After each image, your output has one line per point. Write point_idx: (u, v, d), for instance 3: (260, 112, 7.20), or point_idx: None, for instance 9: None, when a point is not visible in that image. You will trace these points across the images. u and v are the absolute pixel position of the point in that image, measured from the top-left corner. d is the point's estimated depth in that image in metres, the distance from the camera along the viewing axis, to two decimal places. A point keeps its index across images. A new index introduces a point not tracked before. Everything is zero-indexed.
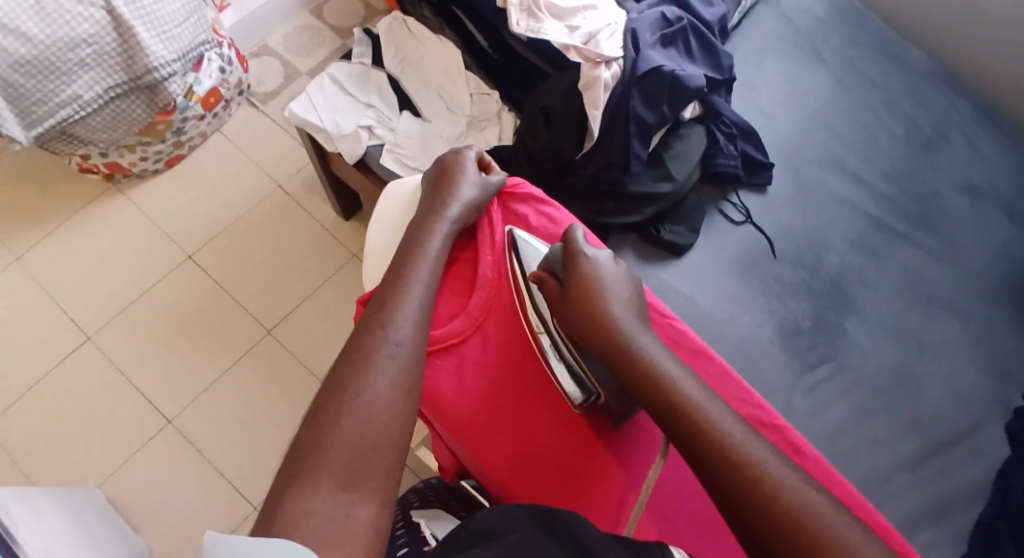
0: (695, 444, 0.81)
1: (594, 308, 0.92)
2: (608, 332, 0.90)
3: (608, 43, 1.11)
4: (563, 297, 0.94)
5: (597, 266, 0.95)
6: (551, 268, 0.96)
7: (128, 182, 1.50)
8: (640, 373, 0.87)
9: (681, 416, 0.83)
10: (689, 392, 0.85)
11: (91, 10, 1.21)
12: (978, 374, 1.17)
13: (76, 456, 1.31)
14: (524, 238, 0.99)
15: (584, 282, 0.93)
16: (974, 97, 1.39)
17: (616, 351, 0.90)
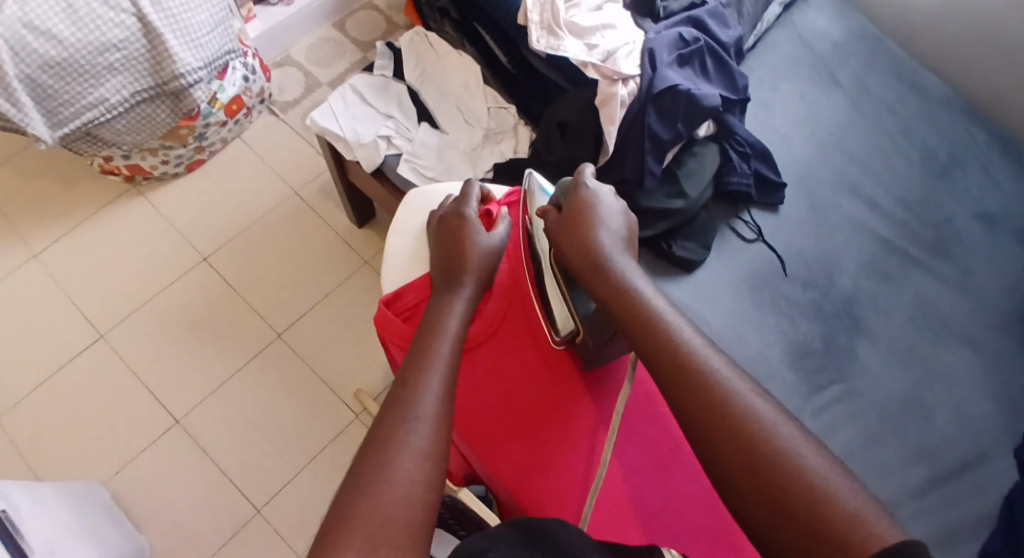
0: (659, 363, 0.77)
1: (582, 233, 0.88)
2: (593, 258, 0.86)
3: (625, 62, 1.13)
4: (555, 225, 0.91)
5: (596, 200, 0.91)
6: (556, 202, 0.94)
7: (148, 184, 1.52)
8: (615, 296, 0.83)
9: (651, 339, 0.79)
10: (665, 317, 0.80)
11: (122, 16, 1.24)
12: (986, 399, 1.17)
13: (88, 451, 1.33)
14: (536, 183, 1.00)
15: (578, 210, 0.90)
16: (988, 125, 1.40)
17: (595, 274, 0.86)
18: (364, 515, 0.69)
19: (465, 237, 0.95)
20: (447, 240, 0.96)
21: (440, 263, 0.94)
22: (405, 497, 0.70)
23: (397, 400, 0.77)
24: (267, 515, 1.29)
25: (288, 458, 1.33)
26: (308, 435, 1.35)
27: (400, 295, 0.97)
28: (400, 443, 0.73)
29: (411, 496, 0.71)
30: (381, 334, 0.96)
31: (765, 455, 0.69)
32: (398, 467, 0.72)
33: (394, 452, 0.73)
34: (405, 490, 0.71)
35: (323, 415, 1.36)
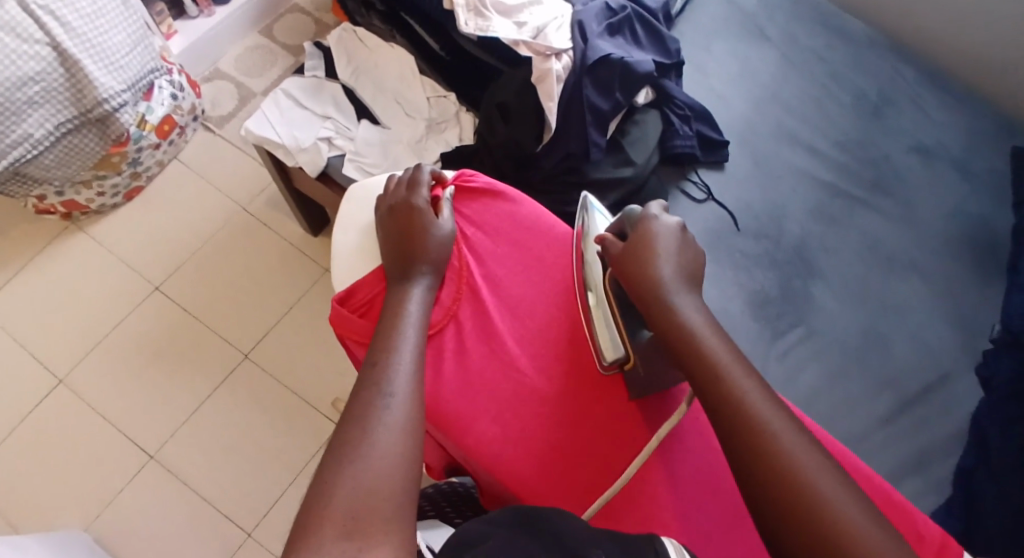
0: (712, 396, 0.75)
1: (641, 268, 0.85)
2: (649, 290, 0.84)
3: (556, 36, 1.14)
4: (616, 255, 0.88)
5: (659, 232, 0.87)
6: (619, 229, 0.92)
7: (87, 218, 1.48)
8: (669, 331, 0.81)
9: (703, 376, 0.77)
10: (718, 356, 0.78)
11: (35, 47, 1.19)
12: (942, 325, 1.21)
13: (63, 497, 1.29)
14: (590, 206, 0.98)
15: (638, 244, 0.87)
16: (915, 60, 1.43)
17: (649, 307, 0.84)
18: (349, 484, 0.70)
19: (417, 227, 0.94)
20: (397, 231, 0.95)
21: (394, 255, 0.93)
22: (387, 465, 0.72)
23: (368, 381, 0.79)
24: (257, 537, 1.28)
25: (270, 477, 1.31)
26: (285, 450, 1.33)
27: (352, 291, 0.95)
28: (377, 416, 0.75)
29: (393, 463, 0.72)
30: (338, 333, 0.94)
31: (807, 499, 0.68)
32: (378, 438, 0.73)
33: (373, 424, 0.74)
34: (386, 460, 0.72)
35: (299, 428, 1.35)
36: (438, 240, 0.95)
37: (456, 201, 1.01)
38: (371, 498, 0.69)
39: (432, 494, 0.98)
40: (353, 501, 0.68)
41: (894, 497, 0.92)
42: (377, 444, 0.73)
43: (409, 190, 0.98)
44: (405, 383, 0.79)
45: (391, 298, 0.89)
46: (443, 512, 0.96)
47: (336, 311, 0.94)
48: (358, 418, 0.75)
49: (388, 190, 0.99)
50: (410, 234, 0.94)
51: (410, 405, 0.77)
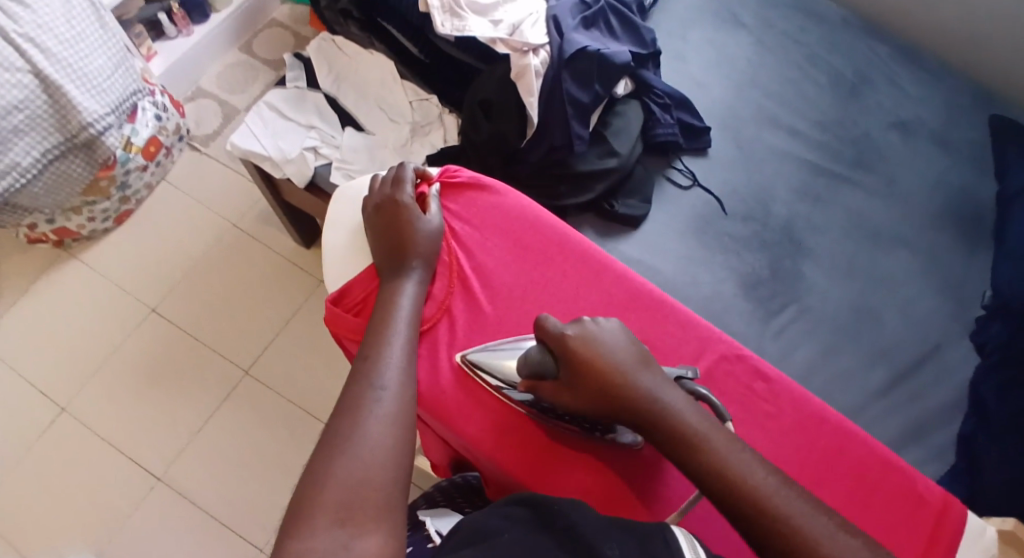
0: (735, 501, 0.76)
1: (607, 395, 0.82)
2: (636, 410, 0.82)
3: (532, 32, 1.15)
4: (573, 399, 0.84)
5: (589, 347, 0.85)
6: (535, 368, 0.86)
7: (79, 245, 1.48)
8: (669, 441, 0.80)
9: (718, 478, 0.77)
10: (720, 449, 0.78)
11: (17, 75, 1.20)
12: (933, 294, 1.22)
13: (71, 523, 1.29)
14: (479, 356, 0.91)
15: (586, 375, 0.83)
16: (887, 37, 1.45)
17: (645, 424, 0.81)
18: (339, 480, 0.73)
19: (405, 221, 0.95)
20: (385, 226, 0.95)
21: (385, 250, 0.94)
22: (373, 454, 0.75)
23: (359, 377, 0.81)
24: (266, 550, 1.28)
25: (276, 490, 1.32)
26: (289, 463, 1.33)
27: (346, 290, 0.96)
28: (368, 405, 0.78)
29: (379, 452, 0.75)
30: (333, 332, 0.95)
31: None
32: (367, 427, 0.76)
33: (362, 413, 0.77)
34: (373, 448, 0.75)
35: (303, 440, 1.35)
36: (426, 233, 0.95)
37: (444, 196, 1.02)
38: (358, 486, 0.73)
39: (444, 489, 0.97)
40: (340, 490, 0.72)
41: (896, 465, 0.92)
42: (365, 434, 0.76)
43: (393, 186, 0.98)
44: (394, 374, 0.81)
45: (383, 295, 0.91)
46: (455, 503, 0.94)
47: (332, 310, 0.95)
48: (350, 406, 0.78)
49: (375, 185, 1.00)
50: (399, 228, 0.95)
51: (399, 393, 0.80)
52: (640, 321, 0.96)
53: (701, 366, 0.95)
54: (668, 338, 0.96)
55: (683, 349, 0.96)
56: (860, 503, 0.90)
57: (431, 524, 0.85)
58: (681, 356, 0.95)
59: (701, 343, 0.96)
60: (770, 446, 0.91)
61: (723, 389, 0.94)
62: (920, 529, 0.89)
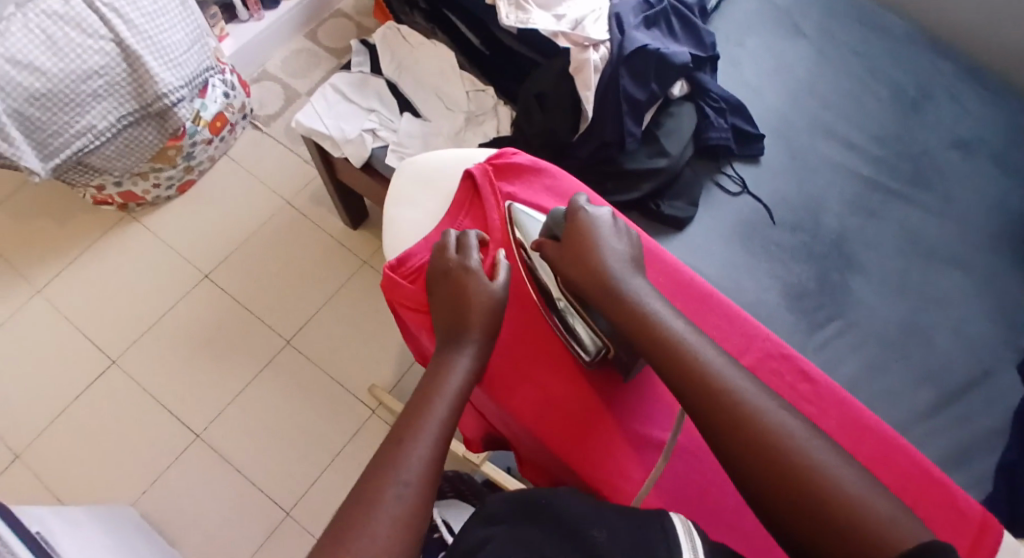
0: (671, 368, 0.79)
1: (585, 257, 0.89)
2: (606, 284, 0.87)
3: (593, 27, 1.17)
4: (557, 255, 0.91)
5: (594, 220, 0.92)
6: (550, 231, 0.94)
7: (142, 210, 1.54)
8: (624, 311, 0.85)
9: (659, 347, 0.81)
10: (671, 327, 0.82)
11: (101, 42, 1.26)
12: (985, 319, 1.20)
13: (114, 475, 1.34)
14: (523, 212, 0.98)
15: (578, 234, 0.91)
16: (952, 55, 1.44)
17: (611, 299, 0.87)
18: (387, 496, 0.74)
19: (468, 295, 0.89)
20: (448, 297, 0.90)
21: (446, 321, 0.90)
22: (439, 431, 0.80)
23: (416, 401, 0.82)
24: (297, 517, 1.31)
25: (312, 462, 1.35)
26: (324, 436, 1.37)
27: (405, 260, 0.96)
28: (441, 386, 0.83)
29: (444, 430, 0.80)
30: (390, 299, 0.97)
31: (775, 446, 0.72)
32: (435, 404, 0.82)
33: (433, 393, 0.83)
34: (439, 425, 0.80)
35: (342, 414, 1.38)
36: (493, 306, 0.90)
37: (499, 175, 1.01)
38: (427, 458, 0.77)
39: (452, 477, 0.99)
40: (411, 458, 0.76)
41: (938, 482, 0.90)
42: (434, 411, 0.81)
43: (457, 253, 0.93)
44: (460, 376, 0.85)
45: (448, 303, 0.90)
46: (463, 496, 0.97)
47: (390, 278, 0.96)
48: (425, 388, 0.84)
49: (442, 247, 0.94)
50: (463, 301, 0.90)
51: (469, 378, 0.85)
52: (687, 312, 0.97)
53: (745, 361, 0.95)
54: (714, 331, 0.96)
55: (728, 343, 0.96)
56: None
57: (441, 516, 0.87)
58: (725, 349, 0.96)
59: (746, 338, 0.96)
60: None
61: (765, 384, 0.94)
62: (958, 546, 0.88)
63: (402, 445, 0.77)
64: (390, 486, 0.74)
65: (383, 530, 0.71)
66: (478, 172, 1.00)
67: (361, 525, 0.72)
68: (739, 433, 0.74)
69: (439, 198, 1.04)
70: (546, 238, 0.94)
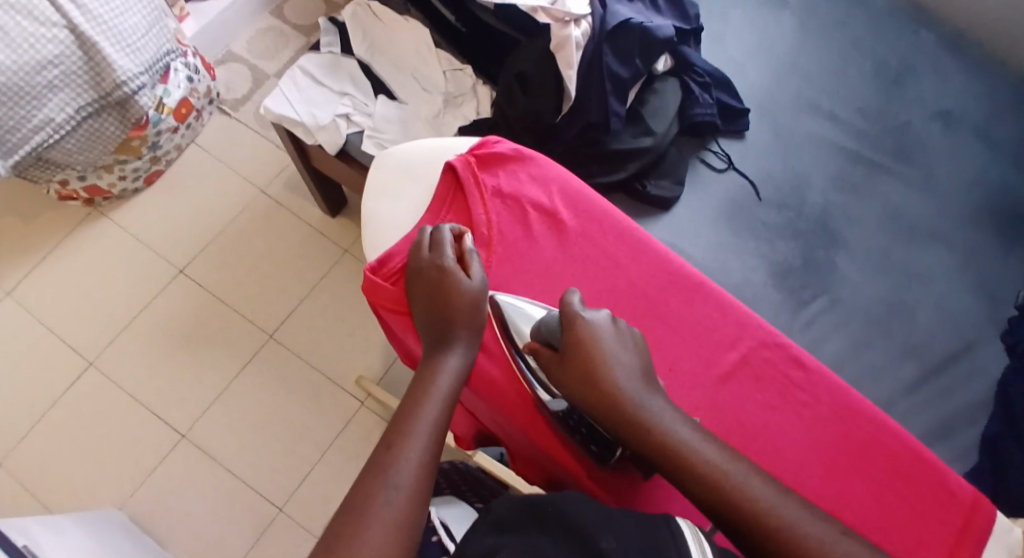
0: (716, 503, 0.73)
1: (593, 375, 0.81)
2: (616, 402, 0.80)
3: (574, 2, 1.11)
4: (563, 375, 0.83)
5: (596, 328, 0.84)
6: (546, 338, 0.86)
7: (109, 204, 1.48)
8: (648, 438, 0.78)
9: (696, 476, 0.74)
10: (696, 447, 0.76)
11: (53, 31, 1.19)
12: (970, 292, 1.20)
13: (95, 478, 1.31)
14: (508, 302, 0.90)
15: (581, 346, 0.83)
16: (935, 24, 1.41)
17: (624, 419, 0.79)
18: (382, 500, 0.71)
19: (448, 291, 0.86)
20: (427, 296, 0.87)
21: (427, 318, 0.87)
22: (431, 432, 0.76)
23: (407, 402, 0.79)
24: (289, 510, 1.29)
25: (297, 457, 1.32)
26: (308, 430, 1.34)
27: (385, 260, 0.93)
28: (430, 385, 0.80)
29: (436, 431, 0.77)
30: (371, 301, 0.94)
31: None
32: (426, 404, 0.78)
33: (423, 394, 0.80)
34: (431, 426, 0.77)
35: (325, 408, 1.35)
36: (474, 299, 0.87)
37: (480, 168, 0.98)
38: (420, 459, 0.74)
39: (446, 471, 0.98)
40: (403, 461, 0.73)
41: (931, 462, 0.90)
42: (424, 413, 0.78)
43: (432, 251, 0.89)
44: (449, 376, 0.82)
45: (429, 303, 0.87)
46: (460, 492, 0.94)
47: (371, 280, 0.93)
48: (414, 390, 0.81)
49: (418, 245, 0.91)
50: (444, 297, 0.86)
51: (459, 378, 0.82)
52: (679, 302, 0.95)
53: (738, 353, 0.93)
54: (707, 321, 0.94)
55: (720, 334, 0.94)
56: (892, 496, 0.88)
57: (438, 517, 0.83)
58: (717, 340, 0.94)
59: (739, 327, 0.94)
60: (804, 435, 0.90)
61: (758, 374, 0.92)
62: (952, 525, 0.87)
63: (393, 446, 0.74)
64: (381, 490, 0.71)
65: (376, 534, 0.68)
66: (460, 164, 0.97)
67: (355, 531, 0.69)
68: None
69: (422, 191, 1.00)
70: (543, 345, 0.86)
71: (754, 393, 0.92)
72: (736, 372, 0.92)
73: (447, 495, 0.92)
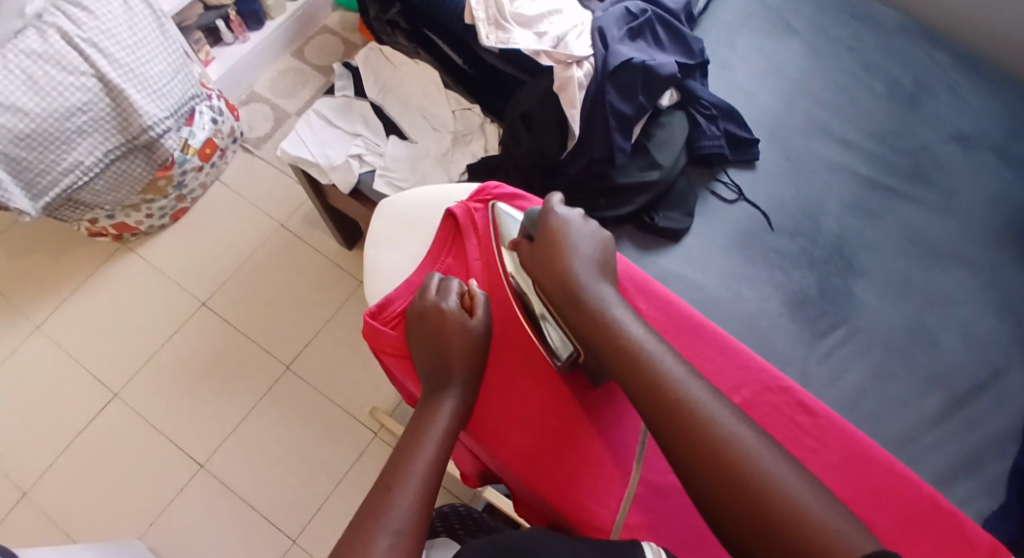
0: (630, 377, 0.81)
1: (554, 260, 0.90)
2: (569, 285, 0.88)
3: (576, 44, 1.15)
4: (530, 259, 0.93)
5: (567, 225, 0.93)
6: (527, 232, 0.96)
7: (137, 240, 1.54)
8: (590, 313, 0.86)
9: (620, 355, 0.83)
10: (632, 335, 0.83)
11: (82, 79, 1.25)
12: (993, 318, 1.18)
13: (121, 509, 1.35)
14: (504, 211, 0.99)
15: (551, 236, 0.92)
16: (949, 45, 1.40)
17: (572, 300, 0.88)
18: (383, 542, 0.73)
19: (448, 336, 0.90)
20: (427, 342, 0.90)
21: (426, 362, 0.90)
22: (428, 476, 0.79)
23: (407, 446, 0.82)
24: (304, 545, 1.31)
25: (316, 486, 1.35)
26: (328, 460, 1.37)
27: (384, 306, 0.95)
28: (428, 429, 0.84)
29: (433, 473, 0.80)
30: (372, 345, 0.96)
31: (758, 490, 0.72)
32: (425, 446, 0.82)
33: (421, 439, 0.83)
34: (428, 471, 0.80)
35: (343, 439, 1.38)
36: (473, 345, 0.90)
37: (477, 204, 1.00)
38: (417, 502, 0.77)
39: (445, 513, 0.99)
40: (400, 503, 0.76)
41: (944, 506, 0.89)
42: (424, 456, 0.81)
43: (435, 297, 0.92)
44: (447, 421, 0.85)
45: (431, 351, 0.90)
46: (454, 531, 0.96)
47: (372, 325, 0.95)
48: (411, 434, 0.84)
49: (422, 289, 0.93)
50: (444, 345, 0.90)
51: (455, 421, 0.86)
52: (680, 344, 0.96)
53: (742, 395, 0.93)
54: (710, 364, 0.94)
55: (723, 377, 0.94)
56: (904, 544, 0.87)
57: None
58: (722, 383, 0.94)
59: (743, 370, 0.94)
60: None
61: (764, 419, 0.92)
62: None
63: (391, 490, 0.77)
64: (380, 535, 0.74)
65: None
66: (459, 212, 0.98)
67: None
68: (687, 448, 0.75)
69: (422, 235, 1.03)
70: (524, 238, 0.96)
71: None
72: None
73: (438, 537, 0.95)
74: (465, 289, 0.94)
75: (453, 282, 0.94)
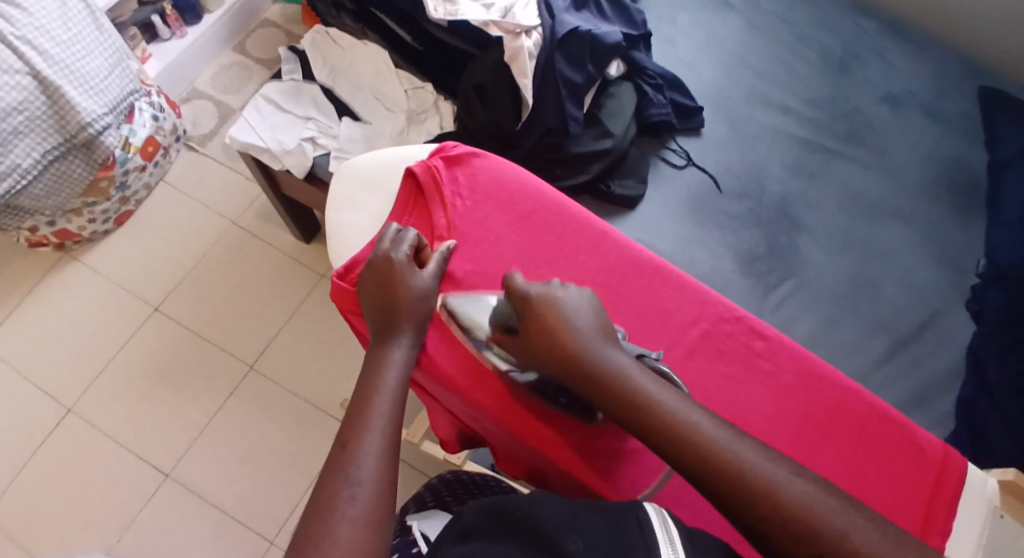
0: (687, 458, 0.76)
1: (567, 355, 0.83)
2: (602, 382, 0.81)
3: (524, 14, 1.16)
4: (533, 357, 0.85)
5: (554, 298, 0.87)
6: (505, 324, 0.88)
7: (80, 246, 1.49)
8: (617, 393, 0.81)
9: (668, 432, 0.77)
10: (695, 422, 0.77)
11: (16, 77, 1.21)
12: (932, 266, 1.23)
13: (82, 524, 1.29)
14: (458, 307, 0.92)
15: (548, 327, 0.85)
16: (874, 13, 1.48)
17: (612, 396, 0.81)
18: (349, 493, 0.75)
19: (401, 283, 0.90)
20: (379, 289, 0.91)
21: (374, 309, 0.91)
22: (387, 425, 0.81)
23: (360, 396, 0.84)
24: (279, 544, 1.28)
25: (285, 483, 1.32)
26: (295, 455, 1.34)
27: (352, 266, 0.96)
28: (380, 378, 0.85)
29: (392, 422, 0.82)
30: (339, 307, 0.96)
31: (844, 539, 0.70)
32: (379, 396, 0.83)
33: (373, 388, 0.84)
34: (385, 420, 0.81)
35: (310, 436, 1.36)
36: (422, 292, 0.91)
37: (436, 163, 1.01)
38: (381, 451, 0.79)
39: (434, 485, 0.96)
40: (363, 454, 0.78)
41: (903, 422, 0.93)
42: (378, 404, 0.82)
43: (390, 245, 0.94)
44: (398, 367, 0.86)
45: (386, 297, 0.90)
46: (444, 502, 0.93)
47: (340, 286, 0.96)
48: (364, 383, 0.85)
49: (378, 240, 0.95)
50: (395, 291, 0.90)
51: (405, 367, 0.87)
52: (640, 286, 0.98)
53: (701, 328, 0.96)
54: (668, 302, 0.97)
55: (682, 313, 0.97)
56: (863, 457, 0.91)
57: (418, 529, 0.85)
58: (679, 320, 0.96)
59: (699, 305, 0.97)
60: (771, 403, 0.93)
61: (722, 348, 0.95)
62: (924, 479, 0.90)
63: (350, 443, 0.79)
64: (346, 487, 0.76)
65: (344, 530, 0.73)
66: (420, 170, 1.01)
67: (326, 530, 0.73)
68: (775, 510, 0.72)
69: (383, 197, 1.04)
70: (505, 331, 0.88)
71: (719, 366, 0.94)
72: (701, 348, 0.95)
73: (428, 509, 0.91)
74: (422, 241, 0.96)
75: (410, 233, 0.95)
